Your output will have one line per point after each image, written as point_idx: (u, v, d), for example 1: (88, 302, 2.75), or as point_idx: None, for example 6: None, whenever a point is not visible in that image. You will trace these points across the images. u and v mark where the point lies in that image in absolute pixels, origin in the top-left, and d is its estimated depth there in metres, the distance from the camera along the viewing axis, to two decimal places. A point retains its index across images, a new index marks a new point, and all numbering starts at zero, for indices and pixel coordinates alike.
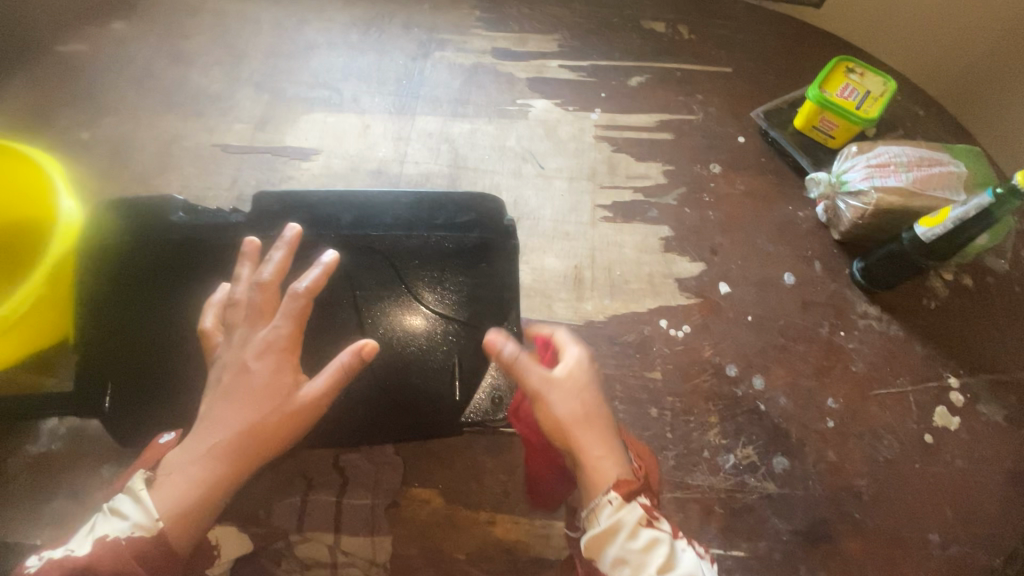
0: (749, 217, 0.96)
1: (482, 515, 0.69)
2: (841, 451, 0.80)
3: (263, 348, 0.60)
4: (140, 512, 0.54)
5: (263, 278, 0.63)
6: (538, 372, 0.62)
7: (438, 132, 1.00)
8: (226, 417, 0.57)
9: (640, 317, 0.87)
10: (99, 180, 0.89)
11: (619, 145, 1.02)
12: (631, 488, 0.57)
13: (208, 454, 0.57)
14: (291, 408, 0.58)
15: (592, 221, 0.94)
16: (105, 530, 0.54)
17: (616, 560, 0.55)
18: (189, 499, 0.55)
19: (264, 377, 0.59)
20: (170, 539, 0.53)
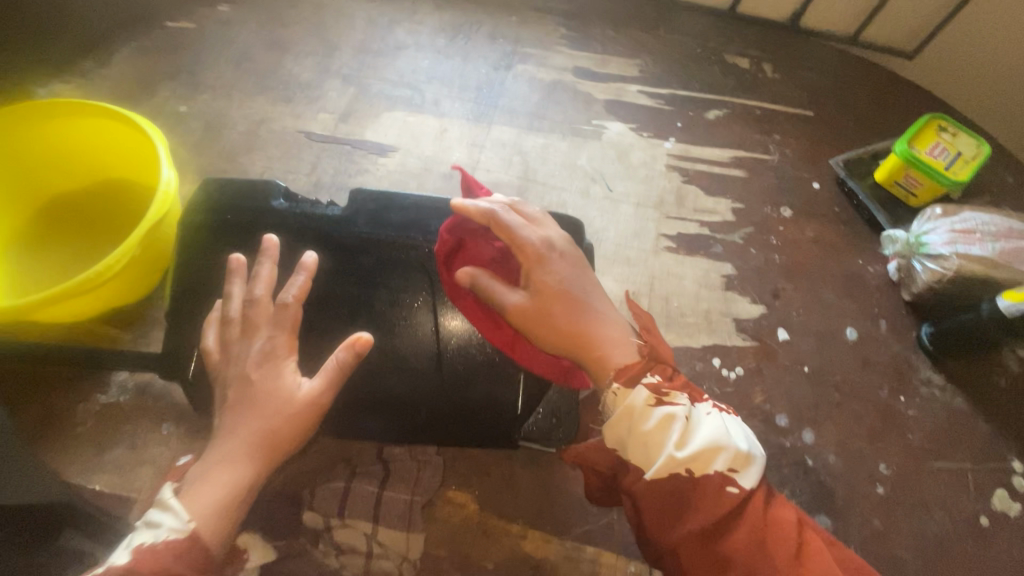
0: (817, 266, 0.94)
1: (514, 527, 0.70)
2: (889, 521, 0.77)
3: (264, 357, 0.59)
4: (172, 517, 0.52)
5: (254, 295, 0.61)
6: (500, 294, 0.62)
7: (511, 143, 1.01)
8: (239, 422, 0.57)
9: (693, 352, 0.86)
10: (190, 151, 0.94)
11: (690, 177, 1.01)
12: (634, 376, 0.60)
13: (229, 454, 0.56)
14: (299, 413, 0.58)
15: (655, 250, 0.94)
16: (138, 540, 0.51)
17: (634, 442, 0.58)
18: (215, 501, 0.54)
19: (267, 383, 0.58)
20: (205, 538, 0.52)
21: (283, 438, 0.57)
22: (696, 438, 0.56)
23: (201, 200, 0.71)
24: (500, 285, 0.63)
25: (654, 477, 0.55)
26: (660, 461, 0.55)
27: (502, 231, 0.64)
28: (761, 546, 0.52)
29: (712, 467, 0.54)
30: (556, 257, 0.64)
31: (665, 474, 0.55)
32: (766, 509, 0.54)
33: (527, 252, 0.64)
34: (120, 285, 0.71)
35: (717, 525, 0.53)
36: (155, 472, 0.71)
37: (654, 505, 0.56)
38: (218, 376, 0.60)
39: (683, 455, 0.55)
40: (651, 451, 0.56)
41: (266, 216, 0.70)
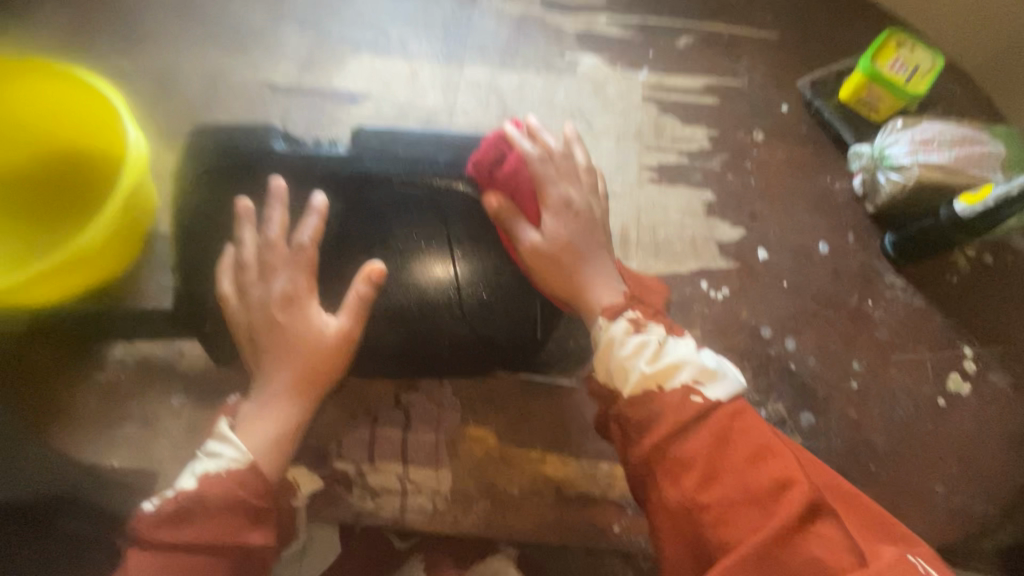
0: (789, 186, 0.99)
1: (534, 454, 0.74)
2: (862, 410, 0.86)
3: (286, 299, 0.62)
4: (230, 448, 0.58)
5: (270, 238, 0.63)
6: (515, 224, 0.67)
7: (485, 83, 0.99)
8: (277, 366, 0.61)
9: (682, 278, 0.90)
10: (146, 112, 0.88)
11: (666, 107, 1.02)
12: (614, 309, 0.65)
13: (278, 394, 0.61)
14: (334, 349, 0.62)
15: (639, 183, 0.96)
16: (204, 467, 0.57)
17: (615, 368, 0.62)
18: (270, 437, 0.59)
19: (297, 325, 0.61)
20: (262, 467, 0.57)
21: (324, 376, 0.62)
22: (666, 358, 0.61)
23: (187, 157, 0.69)
24: (516, 218, 0.67)
25: (630, 393, 0.61)
26: (634, 378, 0.61)
27: (536, 170, 0.68)
28: (721, 447, 0.55)
29: (677, 380, 0.59)
30: (573, 210, 0.68)
31: (638, 391, 0.60)
32: (729, 419, 0.57)
33: (549, 196, 0.68)
34: (107, 256, 0.67)
35: (683, 430, 0.57)
36: (174, 442, 0.70)
37: (630, 420, 0.60)
38: (242, 321, 0.62)
39: (654, 371, 0.60)
40: (627, 371, 0.62)
41: (267, 161, 0.68)
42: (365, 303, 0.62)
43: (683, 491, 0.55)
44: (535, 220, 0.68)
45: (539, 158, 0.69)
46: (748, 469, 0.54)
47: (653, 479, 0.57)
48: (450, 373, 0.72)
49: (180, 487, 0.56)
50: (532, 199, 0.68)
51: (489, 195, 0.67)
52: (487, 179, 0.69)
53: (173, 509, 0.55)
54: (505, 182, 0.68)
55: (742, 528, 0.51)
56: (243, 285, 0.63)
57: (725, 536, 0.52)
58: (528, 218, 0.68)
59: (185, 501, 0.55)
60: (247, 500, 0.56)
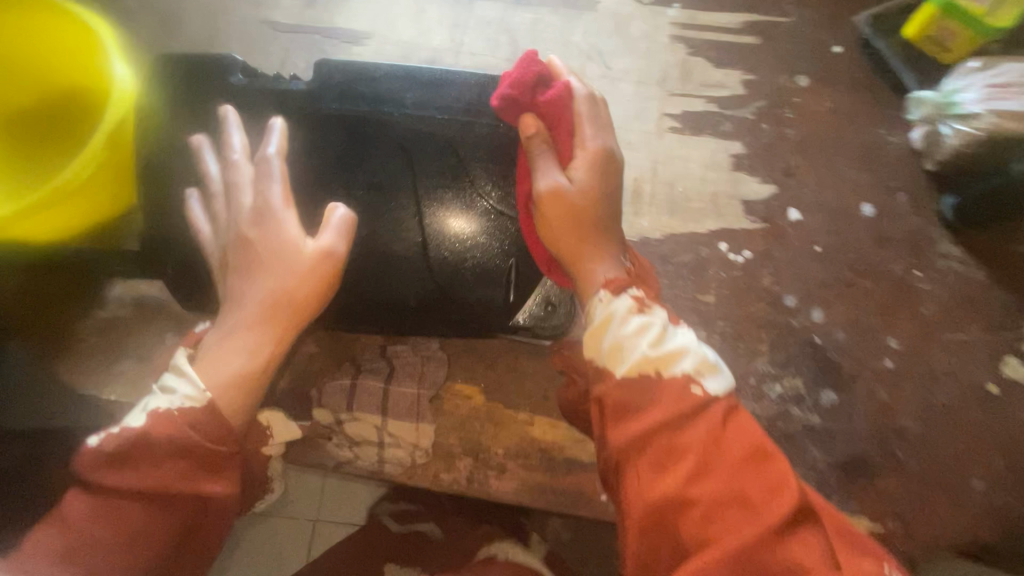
0: (833, 139, 0.87)
1: (521, 415, 0.71)
2: (894, 392, 0.77)
3: (257, 215, 0.59)
4: (186, 386, 0.57)
5: (234, 157, 0.60)
6: (544, 158, 0.60)
7: (495, 20, 0.91)
8: (251, 287, 0.58)
9: (698, 238, 0.82)
10: (147, 51, 0.86)
11: (696, 48, 0.92)
12: (620, 281, 0.59)
13: (245, 329, 0.58)
14: (303, 281, 0.59)
15: (657, 132, 0.87)
16: (154, 404, 0.56)
17: (613, 346, 0.56)
18: (231, 377, 0.57)
19: (271, 239, 0.59)
20: (220, 410, 0.56)
21: (292, 314, 0.59)
22: (670, 342, 0.56)
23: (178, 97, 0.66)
24: (546, 154, 0.60)
25: (625, 375, 0.54)
26: (634, 359, 0.55)
27: (580, 113, 0.61)
28: (716, 444, 0.50)
29: (680, 368, 0.54)
30: (609, 168, 0.62)
31: (635, 374, 0.54)
32: (724, 416, 0.53)
33: (586, 144, 0.61)
34: (94, 192, 0.66)
35: (678, 422, 0.51)
36: None
37: (621, 402, 0.54)
38: (215, 245, 0.61)
39: (656, 355, 0.55)
40: (626, 350, 0.55)
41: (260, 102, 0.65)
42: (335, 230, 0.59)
43: (668, 486, 0.49)
44: (563, 163, 0.62)
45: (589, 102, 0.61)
46: (742, 470, 0.49)
47: (635, 468, 0.51)
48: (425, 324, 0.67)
49: (126, 425, 0.55)
50: (565, 142, 0.61)
51: (526, 118, 0.60)
52: (530, 102, 0.60)
53: (119, 448, 0.54)
54: (547, 113, 0.61)
55: (724, 530, 0.47)
56: (215, 216, 0.61)
57: (707, 533, 0.47)
58: (557, 159, 0.61)
59: (131, 443, 0.54)
60: (203, 445, 0.55)
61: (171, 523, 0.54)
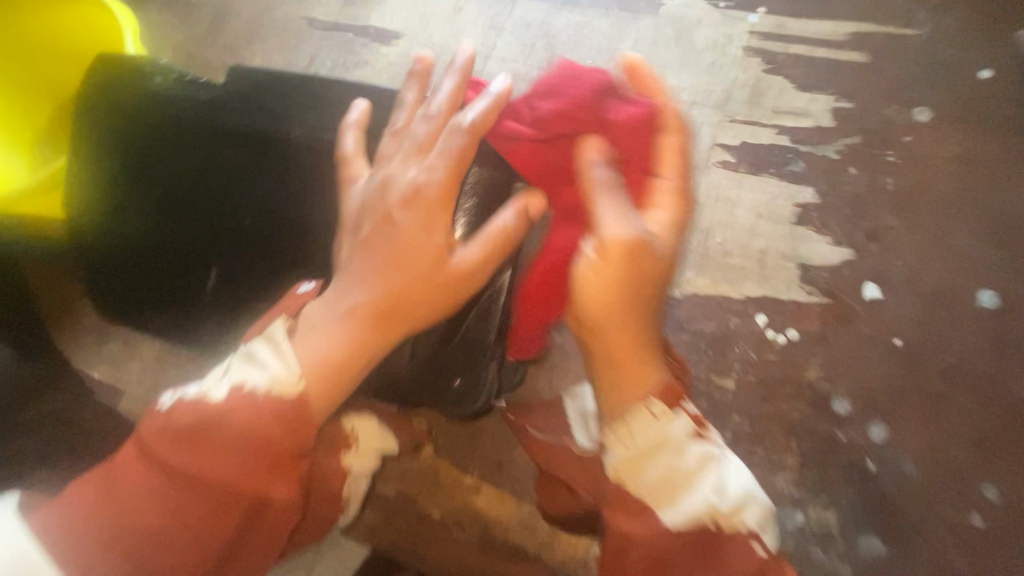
0: (950, 198, 0.66)
1: (468, 479, 0.62)
2: (975, 560, 0.56)
3: (410, 197, 0.42)
4: (278, 365, 0.39)
5: (433, 110, 0.45)
6: (609, 201, 0.40)
7: (536, 23, 0.81)
8: (365, 271, 0.41)
9: (730, 304, 0.65)
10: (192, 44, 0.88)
11: (777, 64, 0.74)
12: (675, 388, 0.40)
13: (332, 334, 0.40)
14: (435, 277, 0.41)
15: (703, 165, 0.71)
16: (239, 377, 0.38)
17: (657, 486, 0.38)
18: (309, 389, 0.39)
19: (413, 231, 0.41)
20: (279, 442, 0.37)
21: (409, 319, 0.41)
22: (731, 482, 0.39)
23: (129, 112, 0.53)
24: (609, 194, 0.41)
25: (673, 527, 0.37)
26: (692, 507, 0.37)
27: (666, 149, 0.44)
28: None
29: (745, 524, 0.38)
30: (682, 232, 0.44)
31: (686, 526, 0.37)
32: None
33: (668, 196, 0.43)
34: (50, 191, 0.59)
35: None
36: None
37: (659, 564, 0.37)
38: (366, 214, 0.43)
39: (718, 505, 0.38)
40: (676, 490, 0.38)
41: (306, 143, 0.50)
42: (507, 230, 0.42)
43: None
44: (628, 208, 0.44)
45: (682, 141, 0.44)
46: None
47: None
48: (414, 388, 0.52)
49: (207, 396, 0.38)
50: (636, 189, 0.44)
51: (591, 140, 0.42)
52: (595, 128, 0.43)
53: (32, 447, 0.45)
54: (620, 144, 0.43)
55: None
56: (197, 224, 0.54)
57: None
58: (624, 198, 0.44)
59: (213, 419, 0.37)
60: (272, 440, 0.37)
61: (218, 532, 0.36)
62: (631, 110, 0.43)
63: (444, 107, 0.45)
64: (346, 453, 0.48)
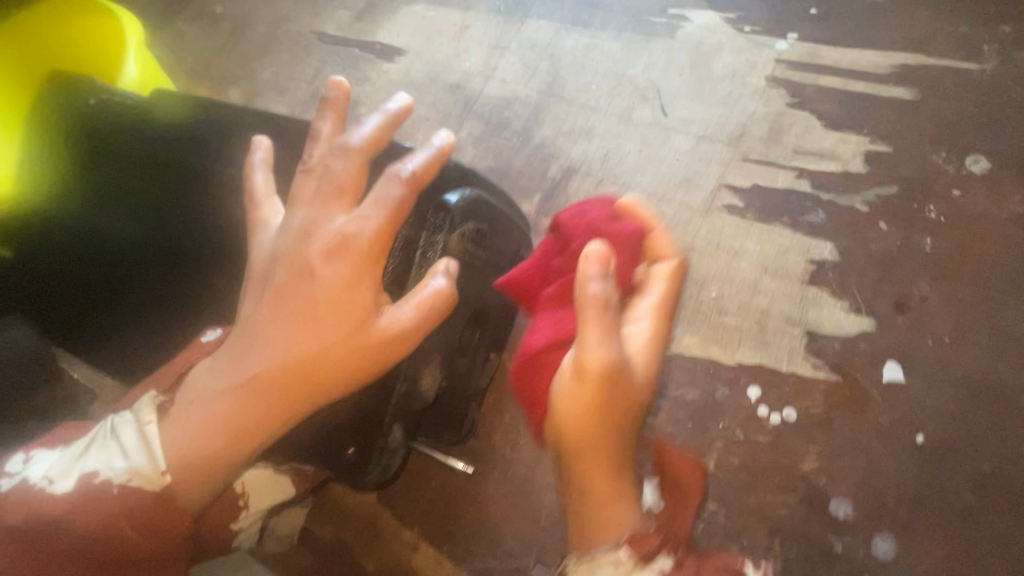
0: (1000, 271, 0.56)
1: (408, 534, 0.56)
2: None
3: (337, 247, 0.37)
4: (141, 454, 0.37)
5: (353, 145, 0.39)
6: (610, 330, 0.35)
7: (543, 44, 0.76)
8: (277, 329, 0.37)
9: (719, 371, 0.56)
10: (196, 51, 0.85)
11: (803, 98, 0.66)
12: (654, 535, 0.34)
13: (236, 395, 0.37)
14: (358, 342, 0.37)
15: (707, 209, 0.63)
16: (93, 465, 0.37)
17: None
18: (202, 449, 0.36)
19: (335, 288, 0.37)
20: (130, 542, 0.36)
21: (324, 388, 0.38)
22: None
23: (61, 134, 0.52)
24: (611, 322, 0.35)
25: None
26: None
27: (655, 275, 0.42)
28: None
29: None
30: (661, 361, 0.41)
31: None
32: None
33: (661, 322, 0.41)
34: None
35: None
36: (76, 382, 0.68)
37: None
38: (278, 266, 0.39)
39: None
40: None
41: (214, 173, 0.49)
42: (434, 293, 0.38)
43: None
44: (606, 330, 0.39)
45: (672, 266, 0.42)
46: None
47: None
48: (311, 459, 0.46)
49: (53, 487, 0.36)
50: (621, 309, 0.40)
51: (594, 253, 0.36)
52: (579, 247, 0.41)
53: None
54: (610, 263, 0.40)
55: None
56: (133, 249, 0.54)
57: None
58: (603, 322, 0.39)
59: (63, 515, 0.36)
60: (130, 538, 0.36)
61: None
62: (617, 226, 0.41)
63: (363, 138, 0.39)
64: (239, 516, 0.46)
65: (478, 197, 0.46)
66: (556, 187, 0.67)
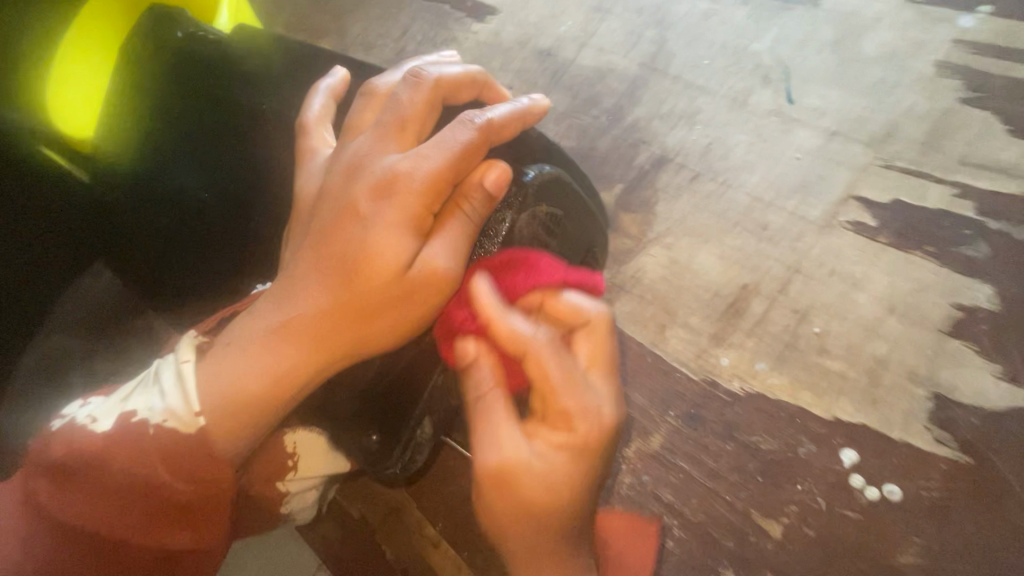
0: None
1: (429, 530, 0.54)
2: None
3: (388, 183, 0.33)
4: (177, 390, 0.33)
5: (424, 79, 0.35)
6: (501, 429, 0.31)
7: (653, 8, 0.65)
8: (317, 269, 0.33)
9: (809, 422, 0.47)
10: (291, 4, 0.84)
11: (982, 94, 0.53)
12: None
13: (264, 345, 0.33)
14: (401, 289, 0.32)
15: (825, 224, 0.52)
16: (133, 405, 0.34)
17: None
18: (230, 398, 0.32)
19: (380, 229, 0.32)
20: (163, 482, 0.32)
21: (363, 339, 0.33)
22: None
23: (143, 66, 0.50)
24: (500, 416, 0.32)
25: None
26: None
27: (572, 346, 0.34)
28: None
29: None
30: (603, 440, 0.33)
31: None
32: None
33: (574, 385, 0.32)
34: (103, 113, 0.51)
35: None
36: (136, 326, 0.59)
37: None
38: (325, 206, 0.34)
39: None
40: None
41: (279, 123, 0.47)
42: (469, 227, 0.33)
43: None
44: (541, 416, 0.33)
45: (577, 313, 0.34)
46: None
47: None
48: (335, 432, 0.42)
49: (94, 426, 0.33)
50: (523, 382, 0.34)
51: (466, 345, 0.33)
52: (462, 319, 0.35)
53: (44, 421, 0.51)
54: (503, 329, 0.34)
55: None
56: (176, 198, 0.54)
57: None
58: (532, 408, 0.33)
59: (97, 454, 0.32)
60: (163, 481, 0.32)
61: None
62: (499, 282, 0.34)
63: (437, 76, 0.35)
64: (286, 473, 0.43)
65: (559, 176, 0.37)
66: (642, 177, 0.57)
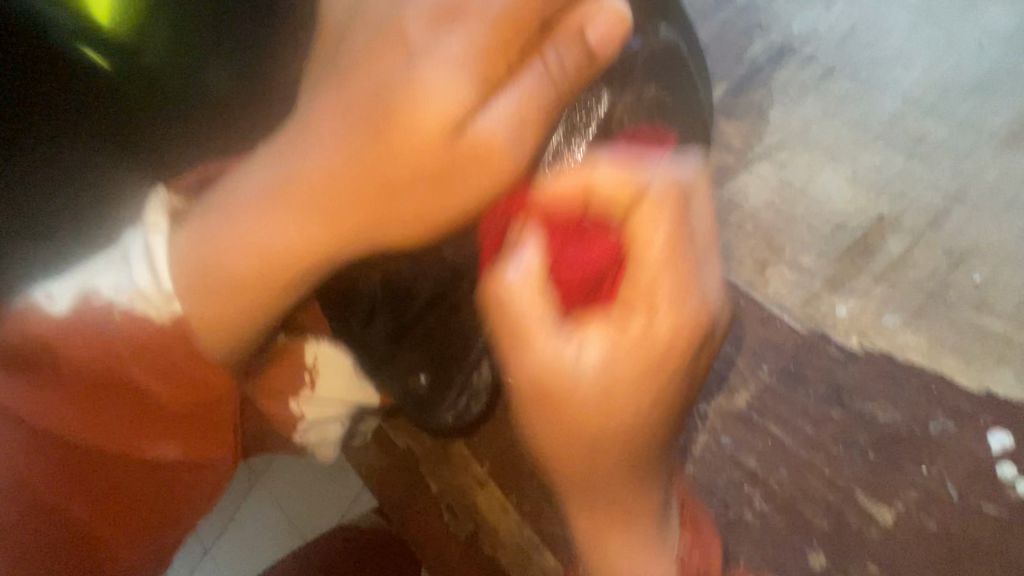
0: None
1: (476, 469, 0.48)
2: None
3: (456, 17, 0.26)
4: (141, 267, 0.31)
5: None
6: (535, 339, 0.27)
7: None
8: (331, 121, 0.27)
9: (950, 392, 0.37)
10: None
11: None
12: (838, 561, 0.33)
13: (266, 208, 0.28)
14: (419, 161, 0.26)
15: (1009, 139, 0.39)
16: (97, 282, 0.31)
17: None
18: (229, 272, 0.29)
19: (426, 67, 0.26)
20: (139, 381, 0.31)
21: (373, 220, 0.28)
22: None
23: None
24: (531, 321, 0.27)
25: None
26: None
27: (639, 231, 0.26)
28: None
29: None
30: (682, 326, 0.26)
31: None
32: None
33: (630, 272, 0.26)
34: None
35: None
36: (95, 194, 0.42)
37: None
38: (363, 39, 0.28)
39: None
40: None
41: None
42: (546, 82, 0.25)
43: None
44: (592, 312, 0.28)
45: (639, 184, 0.26)
46: None
47: None
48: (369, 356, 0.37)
49: (51, 305, 0.32)
50: (570, 291, 0.28)
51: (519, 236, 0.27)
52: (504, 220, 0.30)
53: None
54: (552, 222, 0.28)
55: None
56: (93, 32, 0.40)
57: None
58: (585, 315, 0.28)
59: (60, 336, 0.31)
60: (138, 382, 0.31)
61: (123, 488, 0.33)
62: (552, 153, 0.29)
63: None
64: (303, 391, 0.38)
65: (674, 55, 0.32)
66: (754, 74, 0.45)
